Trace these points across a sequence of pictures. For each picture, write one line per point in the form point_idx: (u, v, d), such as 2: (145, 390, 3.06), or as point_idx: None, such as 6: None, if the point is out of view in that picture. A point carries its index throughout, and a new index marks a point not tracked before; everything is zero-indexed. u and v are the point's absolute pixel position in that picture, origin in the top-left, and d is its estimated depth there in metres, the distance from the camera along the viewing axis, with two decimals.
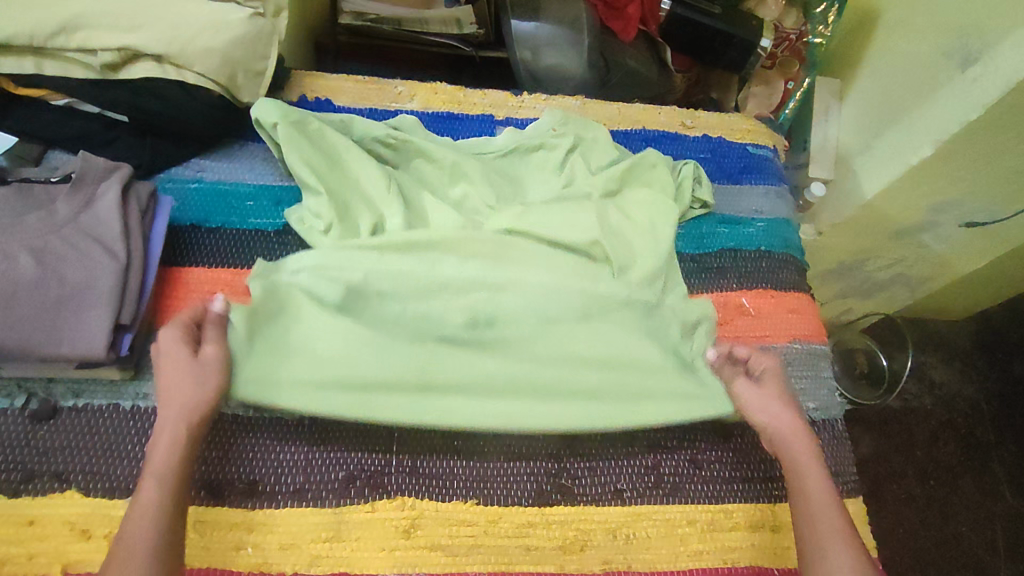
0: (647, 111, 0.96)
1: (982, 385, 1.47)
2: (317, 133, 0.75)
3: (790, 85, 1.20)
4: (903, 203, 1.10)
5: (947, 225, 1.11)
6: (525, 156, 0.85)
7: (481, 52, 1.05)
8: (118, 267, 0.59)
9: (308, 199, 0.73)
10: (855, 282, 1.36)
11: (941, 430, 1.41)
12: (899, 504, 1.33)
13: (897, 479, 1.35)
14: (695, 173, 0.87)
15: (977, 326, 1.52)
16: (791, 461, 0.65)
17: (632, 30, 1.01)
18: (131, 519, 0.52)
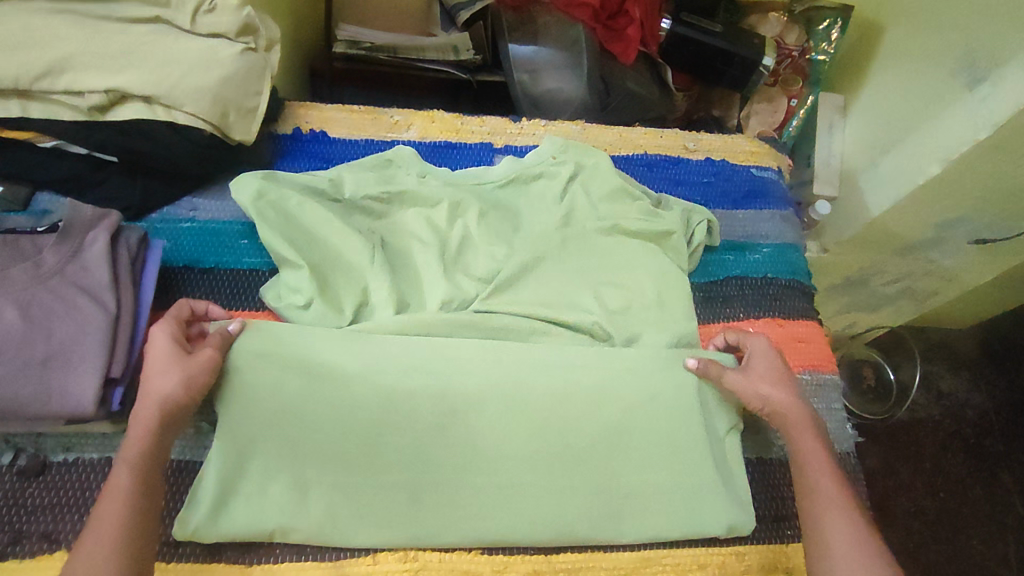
0: (648, 135, 0.94)
1: (993, 396, 1.44)
2: (297, 208, 0.73)
3: (793, 102, 1.17)
4: (909, 220, 1.08)
5: (955, 241, 1.09)
6: (524, 186, 0.83)
7: (478, 76, 1.03)
8: (107, 319, 0.57)
9: (286, 277, 0.70)
10: (861, 294, 1.34)
11: (951, 444, 1.38)
12: (909, 520, 1.30)
13: (906, 493, 1.33)
14: (706, 223, 0.82)
15: (985, 335, 1.49)
16: (806, 471, 0.62)
17: (633, 52, 0.99)
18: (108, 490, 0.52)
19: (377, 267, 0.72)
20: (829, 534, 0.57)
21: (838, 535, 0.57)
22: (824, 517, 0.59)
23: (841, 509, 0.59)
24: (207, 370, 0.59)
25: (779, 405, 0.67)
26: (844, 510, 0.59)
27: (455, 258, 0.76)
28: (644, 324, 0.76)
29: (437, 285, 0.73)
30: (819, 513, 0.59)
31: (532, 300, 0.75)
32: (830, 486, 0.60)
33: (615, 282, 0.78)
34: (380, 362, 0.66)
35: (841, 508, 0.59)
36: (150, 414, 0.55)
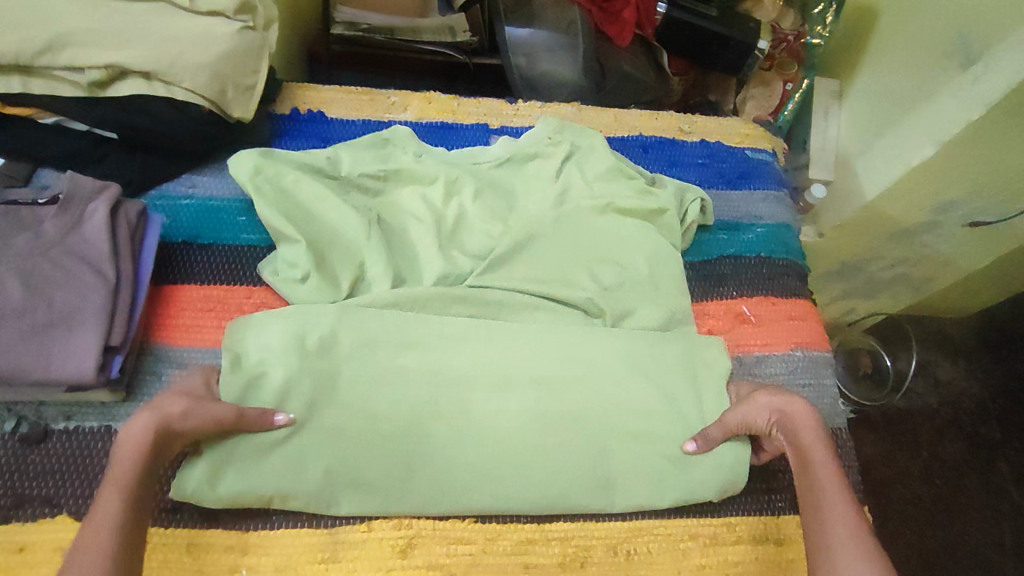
0: (644, 117, 0.95)
1: (990, 384, 1.45)
2: (294, 186, 0.73)
3: (789, 87, 1.18)
4: (904, 203, 1.09)
5: (949, 224, 1.10)
6: (520, 166, 0.84)
7: (475, 59, 1.04)
8: (107, 289, 0.58)
9: (283, 252, 0.71)
10: (858, 280, 1.35)
11: (947, 431, 1.39)
12: (904, 506, 1.31)
13: (903, 479, 1.34)
14: (700, 202, 0.83)
15: (983, 324, 1.50)
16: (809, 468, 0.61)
17: (628, 35, 1.00)
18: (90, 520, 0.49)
19: (374, 242, 0.73)
20: (834, 531, 0.55)
21: (841, 531, 0.55)
22: (829, 514, 0.57)
23: (845, 505, 0.57)
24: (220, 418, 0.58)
25: (794, 422, 0.64)
26: (849, 508, 0.57)
27: (451, 236, 0.77)
28: (638, 301, 0.76)
29: (433, 262, 0.74)
30: (823, 509, 0.57)
31: (528, 277, 0.75)
32: (834, 481, 0.59)
33: (609, 260, 0.79)
34: (376, 335, 0.68)
35: (846, 505, 0.57)
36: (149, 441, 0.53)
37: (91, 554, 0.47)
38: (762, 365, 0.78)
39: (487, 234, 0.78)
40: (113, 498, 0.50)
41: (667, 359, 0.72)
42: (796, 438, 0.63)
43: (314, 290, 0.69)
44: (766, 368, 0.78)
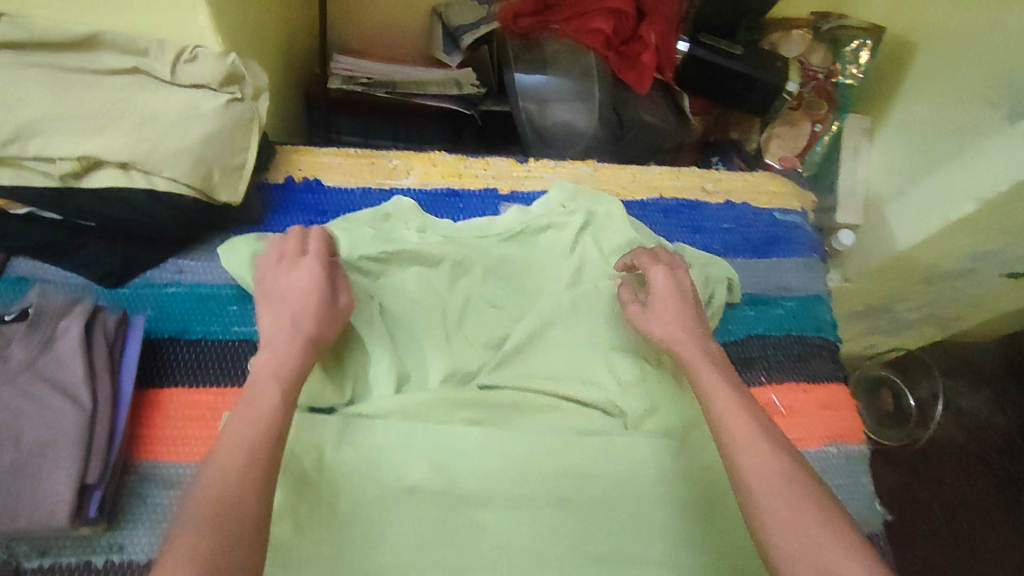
0: (663, 175, 0.88)
1: (1016, 416, 1.39)
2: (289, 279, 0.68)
3: (818, 128, 1.11)
4: (939, 254, 1.02)
5: (986, 272, 1.04)
6: (532, 238, 0.79)
7: (482, 107, 0.99)
8: (82, 420, 0.53)
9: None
10: (882, 321, 1.29)
11: (970, 467, 1.33)
12: (930, 549, 1.23)
13: (926, 519, 1.27)
14: (728, 283, 0.78)
15: (1009, 351, 1.44)
16: (715, 420, 0.55)
17: (648, 80, 0.92)
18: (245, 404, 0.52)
19: (377, 339, 0.68)
20: (748, 481, 0.50)
21: (755, 479, 0.50)
22: (745, 469, 0.51)
23: (762, 449, 0.51)
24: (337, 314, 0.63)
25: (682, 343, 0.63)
26: (761, 442, 0.52)
27: (461, 325, 0.72)
28: (657, 397, 0.72)
29: (438, 362, 0.69)
30: (734, 455, 0.52)
31: (542, 372, 0.71)
32: (737, 422, 0.54)
33: (629, 349, 0.73)
34: (380, 448, 0.63)
35: (756, 440, 0.52)
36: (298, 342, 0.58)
37: (246, 438, 0.49)
38: None
39: (496, 323, 0.73)
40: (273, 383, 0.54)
41: (688, 462, 0.68)
42: (702, 393, 0.58)
43: (312, 397, 0.64)
44: None
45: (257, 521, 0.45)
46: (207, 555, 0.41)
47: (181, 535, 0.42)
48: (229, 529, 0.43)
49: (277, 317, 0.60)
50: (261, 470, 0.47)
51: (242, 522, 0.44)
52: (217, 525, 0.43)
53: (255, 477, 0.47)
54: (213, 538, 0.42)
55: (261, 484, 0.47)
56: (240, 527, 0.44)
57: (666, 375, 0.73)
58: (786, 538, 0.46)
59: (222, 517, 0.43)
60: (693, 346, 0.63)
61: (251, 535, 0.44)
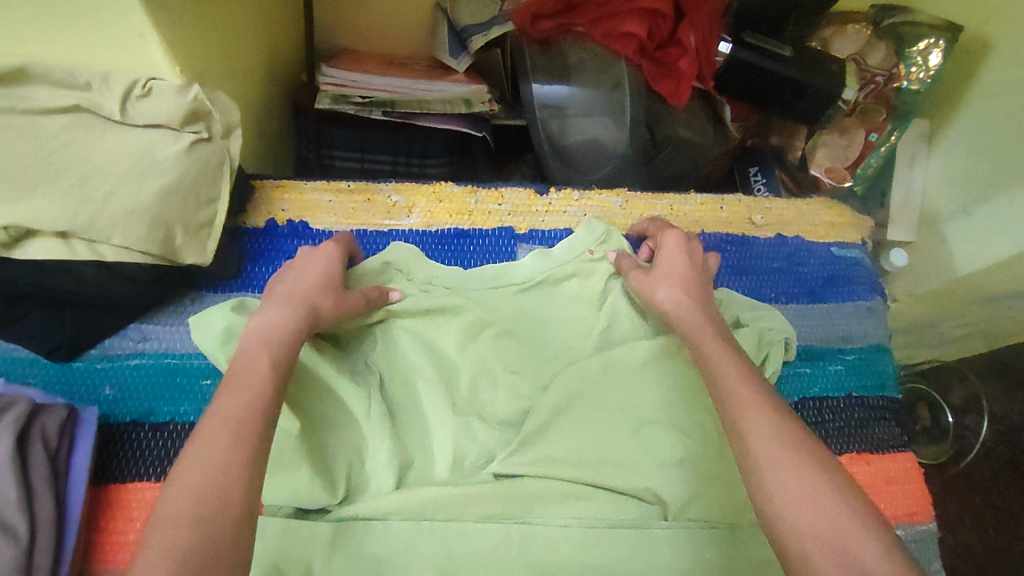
0: (705, 206, 0.76)
1: None
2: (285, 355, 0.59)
3: (874, 138, 0.98)
4: (1010, 280, 0.90)
5: None
6: (554, 289, 0.69)
7: (496, 121, 0.90)
8: (15, 559, 0.43)
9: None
10: (922, 339, 1.09)
11: None
12: None
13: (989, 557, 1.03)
14: (785, 342, 0.66)
15: None
16: (713, 382, 0.51)
17: (686, 92, 0.80)
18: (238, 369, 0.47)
19: (376, 426, 0.58)
20: (753, 445, 0.45)
21: (759, 439, 0.45)
22: (752, 444, 0.45)
23: (772, 430, 0.45)
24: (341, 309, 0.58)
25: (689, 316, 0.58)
26: (773, 424, 0.45)
27: (476, 395, 0.63)
28: (703, 484, 0.61)
29: (446, 447, 0.59)
30: (741, 425, 0.46)
31: (570, 454, 0.61)
32: (739, 384, 0.49)
33: (669, 425, 0.63)
34: (377, 557, 0.53)
35: (769, 418, 0.46)
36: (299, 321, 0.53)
37: (231, 410, 0.43)
38: None
39: (514, 391, 0.63)
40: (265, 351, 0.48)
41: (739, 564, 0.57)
42: (701, 356, 0.54)
43: (302, 497, 0.54)
44: None
45: (248, 497, 0.40)
46: (188, 543, 0.36)
47: (161, 522, 0.37)
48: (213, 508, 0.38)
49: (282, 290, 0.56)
50: (250, 447, 0.42)
51: (226, 503, 0.38)
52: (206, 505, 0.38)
53: (244, 453, 0.41)
54: (200, 517, 0.37)
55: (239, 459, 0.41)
56: (223, 514, 0.38)
57: (711, 455, 0.62)
58: (795, 510, 0.41)
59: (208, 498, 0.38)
60: (696, 312, 0.59)
61: (236, 518, 0.38)
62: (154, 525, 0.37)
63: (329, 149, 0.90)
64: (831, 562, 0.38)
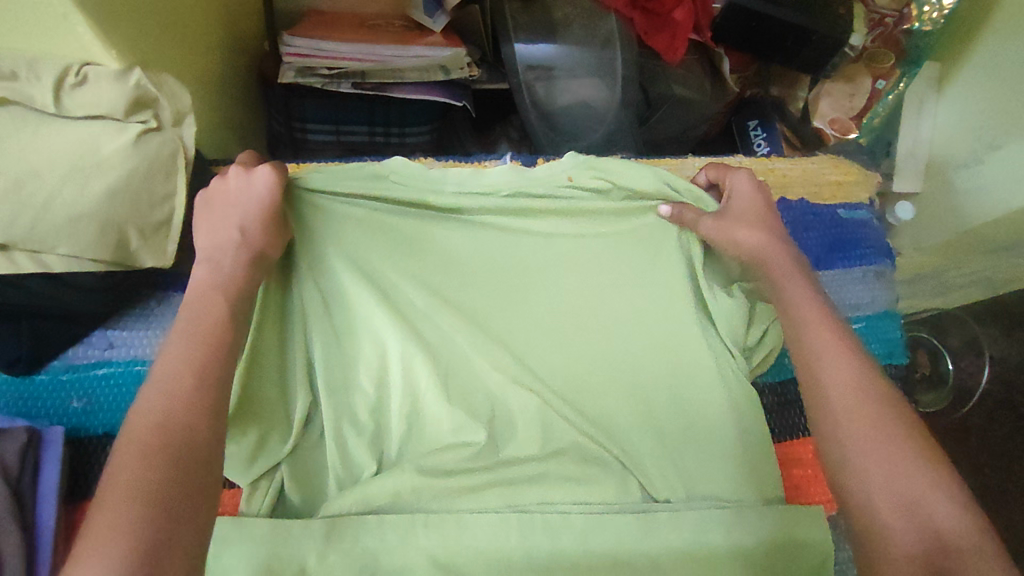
0: (702, 169, 0.71)
1: None
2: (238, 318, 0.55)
3: (880, 84, 0.94)
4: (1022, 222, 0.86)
5: None
6: (525, 221, 0.64)
7: (477, 85, 0.83)
8: None
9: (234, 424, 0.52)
10: (925, 285, 1.04)
11: None
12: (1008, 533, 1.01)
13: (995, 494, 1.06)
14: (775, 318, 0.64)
15: None
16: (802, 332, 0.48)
17: (681, 45, 0.74)
18: (193, 309, 0.44)
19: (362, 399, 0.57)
20: (827, 393, 0.45)
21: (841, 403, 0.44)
22: (831, 398, 0.44)
23: (856, 385, 0.44)
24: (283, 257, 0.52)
25: (757, 243, 0.56)
26: (857, 381, 0.44)
27: (456, 343, 0.60)
28: (708, 461, 0.59)
29: (440, 414, 0.57)
30: (819, 367, 0.46)
31: (564, 434, 0.58)
32: (822, 335, 0.47)
33: (671, 402, 0.61)
34: (374, 551, 0.50)
35: (852, 374, 0.45)
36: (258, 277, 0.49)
37: (191, 377, 0.40)
38: None
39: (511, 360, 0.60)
40: (220, 295, 0.45)
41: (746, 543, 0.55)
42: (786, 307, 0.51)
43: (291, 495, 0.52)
44: None
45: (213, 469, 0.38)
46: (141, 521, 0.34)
47: (108, 490, 0.35)
48: (193, 478, 0.36)
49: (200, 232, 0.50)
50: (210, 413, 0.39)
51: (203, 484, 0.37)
52: (159, 455, 0.36)
53: (205, 414, 0.39)
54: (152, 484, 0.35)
55: (206, 436, 0.38)
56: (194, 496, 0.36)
57: (713, 433, 0.60)
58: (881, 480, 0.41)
59: (157, 445, 0.37)
60: (778, 245, 0.55)
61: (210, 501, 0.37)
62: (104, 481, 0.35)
63: (301, 122, 0.85)
64: (904, 526, 0.39)
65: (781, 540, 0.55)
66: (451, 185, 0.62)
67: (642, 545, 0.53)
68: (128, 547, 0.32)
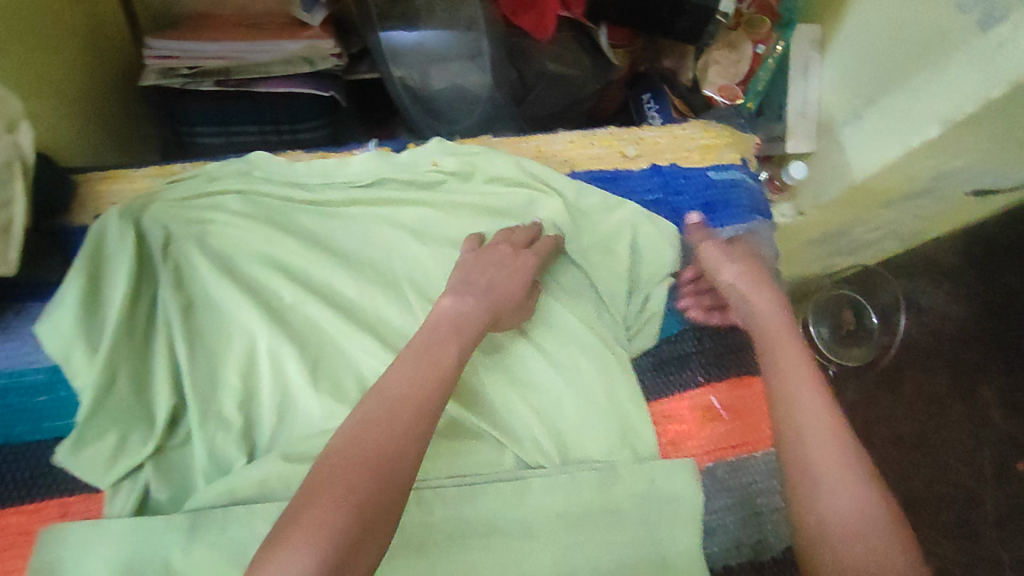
0: (574, 143, 0.74)
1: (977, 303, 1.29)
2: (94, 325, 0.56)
3: (761, 49, 0.96)
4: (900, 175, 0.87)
5: (944, 189, 0.94)
6: (392, 210, 0.67)
7: (349, 75, 0.85)
8: None
9: (95, 431, 0.54)
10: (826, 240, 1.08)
11: (930, 362, 1.23)
12: (886, 450, 1.17)
13: (886, 421, 1.19)
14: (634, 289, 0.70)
15: None
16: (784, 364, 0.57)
17: (550, 23, 0.76)
18: (408, 357, 0.51)
19: (228, 397, 0.58)
20: (806, 441, 0.51)
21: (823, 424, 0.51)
22: (809, 438, 0.51)
23: (830, 430, 0.51)
24: (514, 292, 0.61)
25: (751, 300, 0.64)
26: (832, 429, 0.51)
27: (325, 332, 0.61)
28: (583, 422, 0.63)
29: (311, 403, 0.58)
30: (795, 411, 0.53)
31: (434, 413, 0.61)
32: (807, 387, 0.54)
33: (536, 374, 0.65)
34: (243, 539, 0.53)
35: (827, 419, 0.52)
36: (459, 310, 0.57)
37: (400, 406, 0.47)
38: (736, 472, 0.66)
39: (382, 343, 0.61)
40: (413, 346, 0.52)
41: (601, 496, 0.60)
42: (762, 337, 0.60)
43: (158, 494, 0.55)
44: (743, 477, 0.66)
45: (379, 481, 0.43)
46: (335, 527, 0.40)
47: (321, 499, 0.41)
48: (383, 493, 0.42)
49: (478, 285, 0.60)
50: (416, 437, 0.46)
51: (384, 496, 0.43)
52: (363, 477, 0.42)
53: (412, 438, 0.46)
54: (367, 494, 0.42)
55: (402, 467, 0.44)
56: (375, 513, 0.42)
57: (575, 399, 0.64)
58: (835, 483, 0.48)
59: (370, 466, 0.43)
60: (771, 299, 0.63)
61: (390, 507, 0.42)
62: (323, 482, 0.42)
63: (189, 125, 0.84)
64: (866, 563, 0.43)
65: (628, 490, 0.61)
66: (316, 177, 0.66)
67: (505, 507, 0.58)
68: (325, 539, 0.39)
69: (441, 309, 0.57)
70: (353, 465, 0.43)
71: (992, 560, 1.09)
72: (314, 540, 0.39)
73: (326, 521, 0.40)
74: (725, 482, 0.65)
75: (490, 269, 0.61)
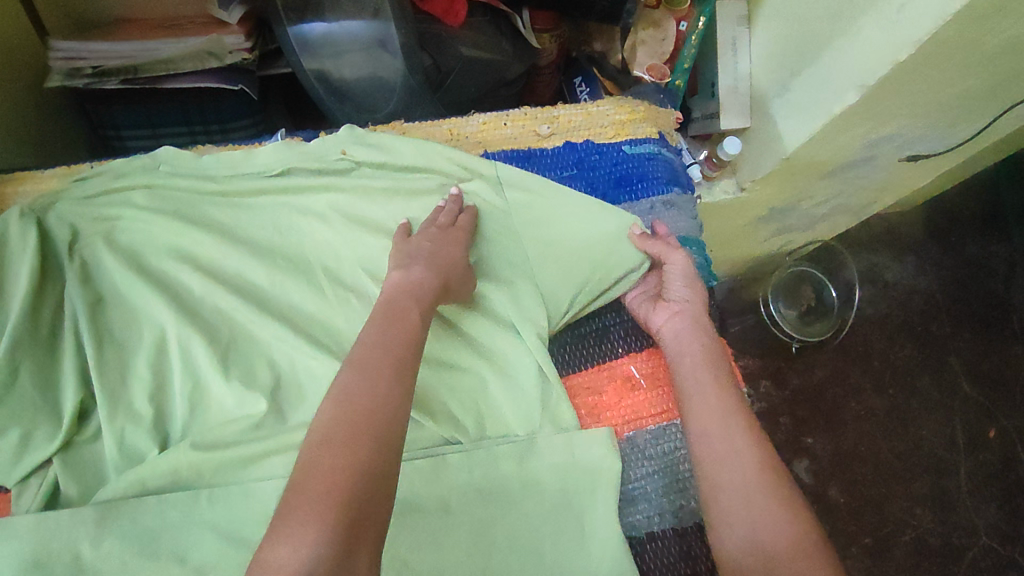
0: (487, 124, 0.75)
1: (942, 274, 1.28)
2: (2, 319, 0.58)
3: (682, 26, 0.97)
4: (833, 145, 0.86)
5: (885, 156, 0.93)
6: (301, 198, 0.67)
7: (263, 71, 0.85)
8: None
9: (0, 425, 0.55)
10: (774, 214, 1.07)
11: (899, 335, 1.23)
12: (860, 424, 1.18)
13: (855, 396, 1.19)
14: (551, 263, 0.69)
15: (933, 212, 1.32)
16: (689, 390, 0.60)
17: (461, 7, 0.77)
18: (379, 327, 0.53)
19: (137, 388, 0.58)
20: (722, 480, 0.54)
21: (727, 451, 0.55)
22: (726, 477, 0.54)
23: (744, 464, 0.54)
24: (458, 268, 0.62)
25: (673, 338, 0.64)
26: (746, 462, 0.54)
27: (234, 320, 0.61)
28: (501, 396, 0.64)
29: (221, 392, 0.58)
30: (709, 454, 0.55)
31: None
32: (719, 422, 0.57)
33: (454, 350, 0.65)
34: (152, 529, 0.52)
35: (741, 451, 0.54)
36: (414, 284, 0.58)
37: (373, 373, 0.49)
38: (655, 440, 0.65)
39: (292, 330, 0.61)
40: (377, 317, 0.54)
41: (518, 468, 0.61)
42: (676, 364, 0.63)
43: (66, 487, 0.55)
44: (663, 445, 0.65)
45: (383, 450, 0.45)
46: (345, 496, 0.41)
47: (318, 473, 0.42)
48: (378, 461, 0.44)
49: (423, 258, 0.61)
50: (397, 401, 0.48)
51: (379, 461, 0.45)
52: (358, 447, 0.44)
53: (397, 400, 0.48)
54: (368, 456, 0.44)
55: (390, 426, 0.46)
56: (378, 481, 0.44)
57: (490, 373, 0.65)
58: (746, 512, 0.51)
59: (360, 434, 0.45)
60: (690, 329, 0.64)
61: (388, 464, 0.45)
62: (324, 451, 0.44)
63: (114, 130, 0.85)
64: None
65: (545, 458, 0.61)
66: (224, 170, 0.67)
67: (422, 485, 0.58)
68: (334, 505, 0.41)
69: (400, 284, 0.58)
70: (349, 437, 0.44)
71: (968, 526, 1.10)
72: (324, 507, 0.40)
73: (332, 486, 0.41)
74: (645, 449, 0.65)
75: (435, 246, 0.62)
